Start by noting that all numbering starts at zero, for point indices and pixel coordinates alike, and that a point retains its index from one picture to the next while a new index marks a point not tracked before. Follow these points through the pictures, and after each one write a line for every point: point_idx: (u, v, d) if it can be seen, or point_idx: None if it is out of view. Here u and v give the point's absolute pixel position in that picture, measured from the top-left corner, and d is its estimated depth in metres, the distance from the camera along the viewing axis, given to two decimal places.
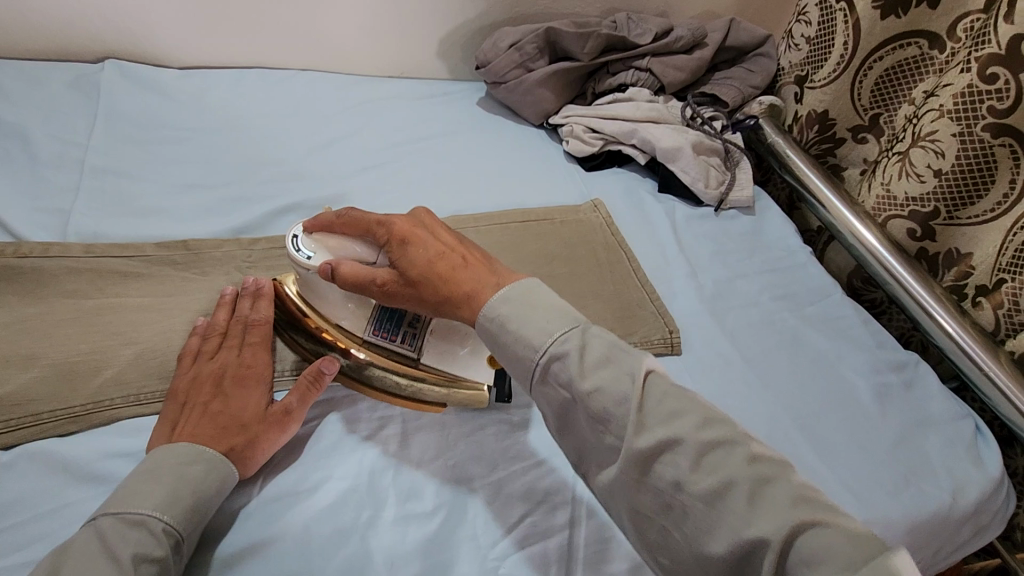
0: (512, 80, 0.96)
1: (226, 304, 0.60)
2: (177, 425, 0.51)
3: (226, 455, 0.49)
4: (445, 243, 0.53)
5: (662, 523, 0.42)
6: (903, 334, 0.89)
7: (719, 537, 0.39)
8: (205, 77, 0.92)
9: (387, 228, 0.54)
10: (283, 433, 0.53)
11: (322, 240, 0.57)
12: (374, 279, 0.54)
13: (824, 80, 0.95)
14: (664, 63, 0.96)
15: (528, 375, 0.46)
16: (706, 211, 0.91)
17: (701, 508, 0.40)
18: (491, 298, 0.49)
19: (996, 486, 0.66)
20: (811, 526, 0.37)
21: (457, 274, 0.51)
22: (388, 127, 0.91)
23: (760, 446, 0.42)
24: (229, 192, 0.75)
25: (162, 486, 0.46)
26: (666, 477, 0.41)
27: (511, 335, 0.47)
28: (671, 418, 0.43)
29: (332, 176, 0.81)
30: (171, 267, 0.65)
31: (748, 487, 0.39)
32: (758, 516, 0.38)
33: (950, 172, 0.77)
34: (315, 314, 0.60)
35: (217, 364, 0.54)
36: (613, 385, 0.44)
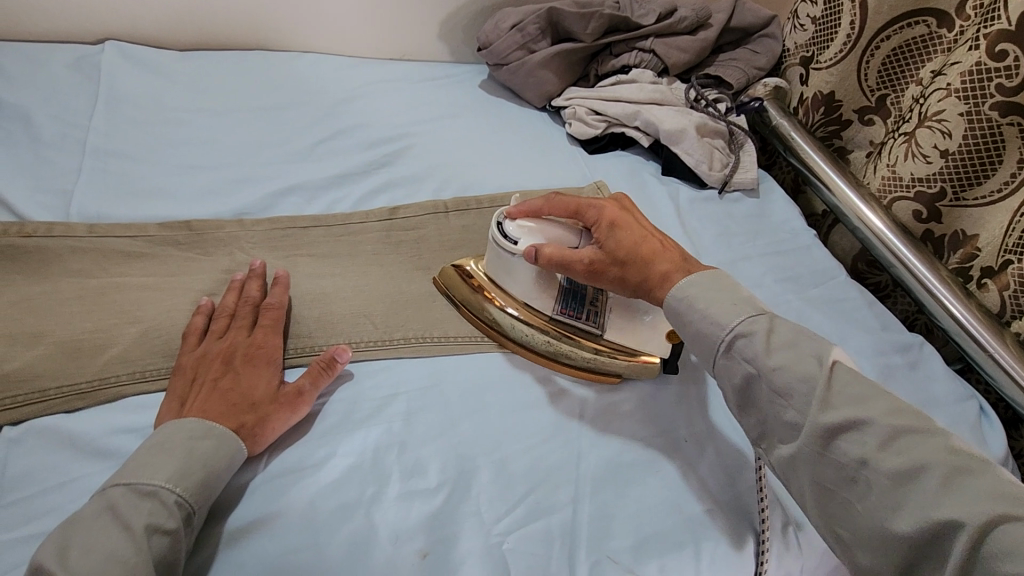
0: (513, 62, 0.95)
1: (235, 287, 0.60)
2: (186, 402, 0.51)
3: (235, 432, 0.50)
4: (648, 229, 0.60)
5: (843, 497, 0.44)
6: (907, 317, 0.89)
7: (904, 516, 0.40)
8: (206, 59, 0.92)
9: (597, 214, 0.61)
10: (293, 414, 0.53)
11: (527, 223, 0.62)
12: (582, 259, 0.59)
13: (830, 61, 0.94)
14: (668, 43, 0.95)
15: (712, 352, 0.53)
16: (710, 193, 0.91)
17: (886, 485, 0.42)
18: (682, 281, 0.56)
19: (1000, 465, 0.66)
20: (1008, 517, 0.37)
21: (653, 258, 0.58)
22: (390, 109, 0.91)
23: (960, 441, 0.43)
24: (232, 173, 0.75)
25: (174, 460, 0.46)
26: (850, 454, 0.44)
27: (696, 317, 0.54)
28: (857, 402, 0.45)
29: (334, 158, 0.81)
30: (174, 247, 0.65)
31: (942, 473, 0.41)
32: (948, 501, 0.39)
33: (957, 152, 0.76)
34: (491, 286, 0.65)
35: (227, 344, 0.55)
36: (796, 364, 0.48)
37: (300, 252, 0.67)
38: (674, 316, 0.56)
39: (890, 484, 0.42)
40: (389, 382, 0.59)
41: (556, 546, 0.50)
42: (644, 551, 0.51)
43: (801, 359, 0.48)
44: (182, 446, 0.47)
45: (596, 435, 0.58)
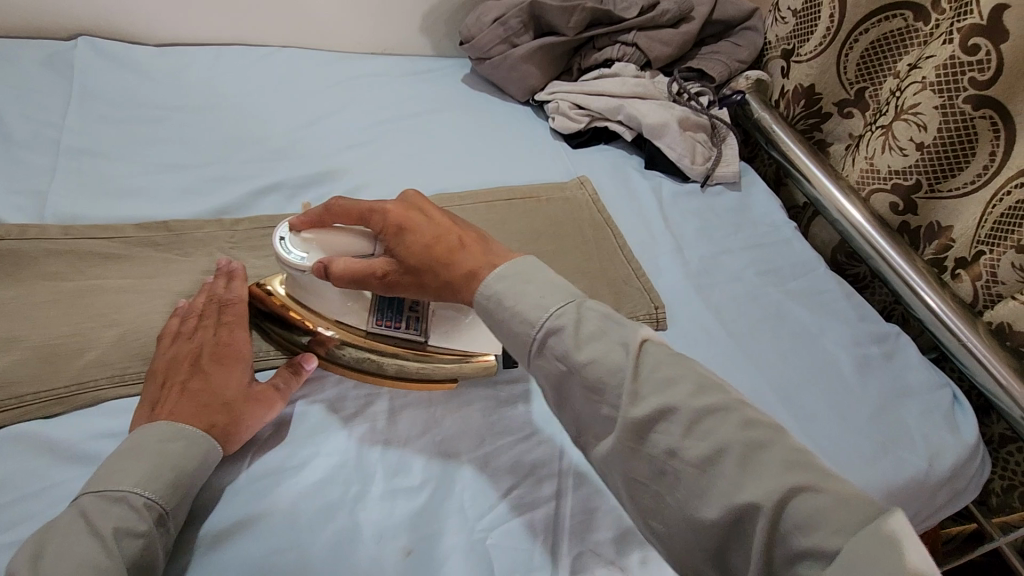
0: (496, 56, 0.95)
1: (206, 288, 0.59)
2: (157, 405, 0.51)
3: (207, 432, 0.49)
4: (442, 222, 0.54)
5: (656, 489, 0.42)
6: (885, 308, 0.91)
7: (711, 502, 0.39)
8: (183, 54, 0.90)
9: (382, 216, 0.54)
10: (268, 412, 0.53)
11: (315, 237, 0.55)
12: (375, 270, 0.53)
13: (810, 54, 0.95)
14: (650, 37, 0.95)
15: (526, 350, 0.48)
16: (692, 187, 0.91)
17: (693, 473, 0.40)
18: (488, 276, 0.50)
19: (971, 452, 0.68)
20: (800, 490, 0.37)
21: (452, 256, 0.52)
22: (371, 105, 0.90)
23: (756, 413, 0.42)
24: (210, 171, 0.74)
25: (144, 464, 0.46)
26: (661, 445, 0.42)
27: (508, 314, 0.48)
28: (662, 388, 0.43)
29: (315, 155, 0.80)
30: (152, 248, 0.64)
31: (738, 452, 0.40)
32: (749, 480, 0.39)
33: (932, 145, 0.77)
34: (298, 306, 0.58)
35: (194, 344, 0.54)
36: (607, 357, 0.45)
37: None
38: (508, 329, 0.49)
39: (695, 472, 0.40)
40: (372, 381, 0.59)
41: (538, 541, 0.51)
42: (625, 543, 0.52)
43: (613, 349, 0.45)
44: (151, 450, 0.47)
45: None
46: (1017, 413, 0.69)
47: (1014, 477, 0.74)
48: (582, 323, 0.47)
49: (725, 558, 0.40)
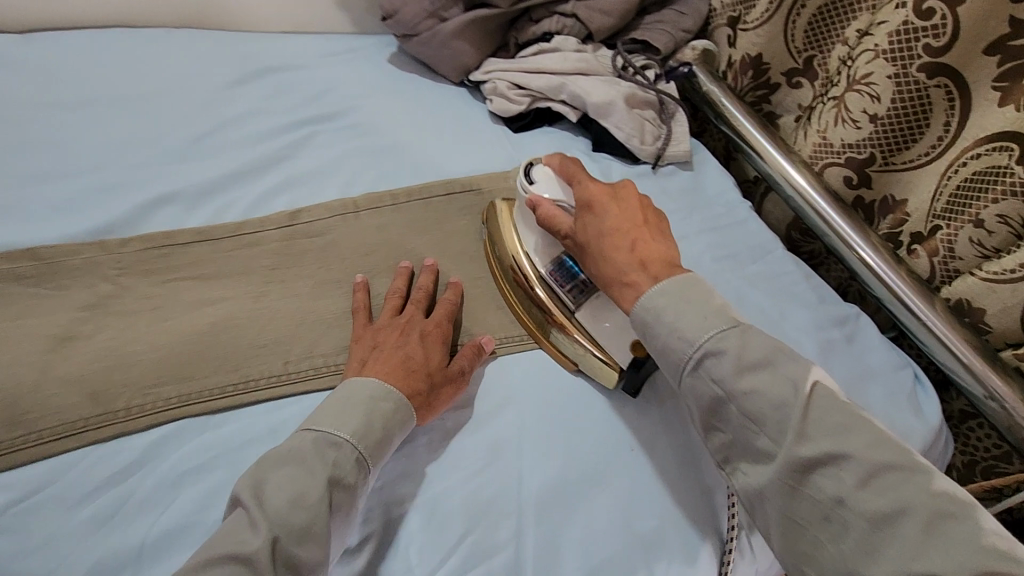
0: (424, 33, 0.85)
1: (362, 288, 0.59)
2: (367, 362, 0.53)
3: (408, 400, 0.51)
4: (630, 218, 0.60)
5: (815, 534, 0.47)
6: (841, 284, 0.89)
7: (881, 563, 0.43)
8: (51, 40, 0.77)
9: (583, 192, 0.62)
10: (455, 392, 0.55)
11: (548, 178, 0.64)
12: (560, 230, 0.61)
13: (757, 21, 0.90)
14: (589, 6, 0.87)
15: (679, 369, 0.53)
16: (644, 168, 0.86)
17: (863, 527, 0.45)
18: (648, 289, 0.56)
19: (935, 434, 0.67)
20: (986, 571, 0.41)
21: (622, 252, 0.58)
22: (285, 91, 0.79)
23: (940, 479, 0.45)
24: (93, 181, 0.63)
25: (319, 467, 0.46)
26: (826, 492, 0.46)
27: (662, 328, 0.54)
28: (836, 435, 0.47)
29: (218, 151, 0.69)
30: (18, 283, 0.53)
31: (921, 518, 0.44)
32: (927, 548, 0.42)
33: (886, 116, 0.74)
34: (514, 244, 0.65)
35: (406, 321, 0.57)
36: (771, 390, 0.49)
37: (180, 275, 0.57)
38: (638, 326, 0.55)
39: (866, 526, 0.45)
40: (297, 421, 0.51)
41: None
42: None
43: (778, 383, 0.49)
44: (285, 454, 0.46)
45: (536, 457, 0.54)
46: (980, 393, 0.68)
47: (975, 452, 0.75)
48: (745, 350, 0.51)
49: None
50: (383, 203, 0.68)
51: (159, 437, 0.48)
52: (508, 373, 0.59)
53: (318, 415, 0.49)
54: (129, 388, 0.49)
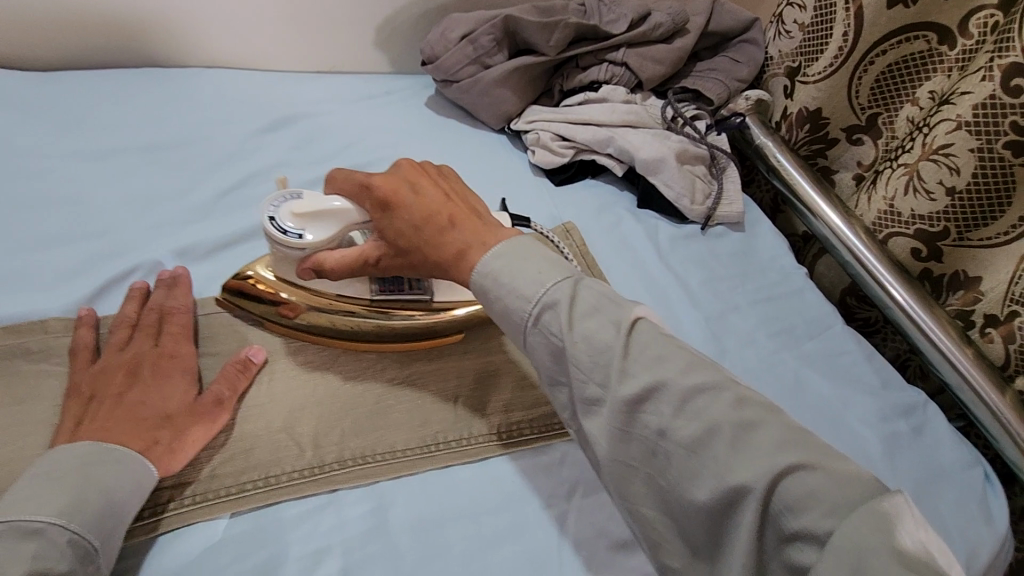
0: (465, 79, 0.81)
1: (88, 322, 0.51)
2: (82, 422, 0.45)
3: (144, 451, 0.45)
4: (432, 197, 0.50)
5: (648, 472, 0.41)
6: (899, 357, 0.82)
7: (703, 484, 0.37)
8: (72, 80, 0.72)
9: (370, 190, 0.50)
10: (216, 427, 0.49)
11: (301, 214, 0.52)
12: (368, 254, 0.52)
13: (818, 75, 0.83)
14: (641, 54, 0.83)
15: (521, 329, 0.46)
16: (693, 229, 0.81)
17: (682, 454, 0.39)
18: (481, 259, 0.48)
19: (1001, 542, 0.61)
20: (792, 469, 0.36)
21: (445, 235, 0.49)
22: (318, 140, 0.76)
23: (746, 390, 0.41)
24: (112, 241, 0.59)
25: (16, 565, 0.36)
26: (652, 427, 0.40)
27: (501, 294, 0.46)
28: (655, 363, 0.41)
29: (245, 210, 0.66)
30: (27, 359, 0.49)
31: (729, 432, 0.38)
32: (744, 460, 0.37)
33: (965, 192, 0.68)
34: (286, 288, 0.56)
35: (131, 354, 0.50)
36: (601, 337, 0.43)
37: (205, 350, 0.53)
38: (480, 298, 0.48)
39: (685, 455, 0.38)
40: (327, 525, 0.47)
41: None
42: None
43: (606, 333, 0.42)
44: None
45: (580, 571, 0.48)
46: None
47: None
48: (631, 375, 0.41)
49: (711, 548, 0.39)
50: None
51: (172, 540, 0.44)
52: (551, 463, 0.54)
53: (4, 505, 0.38)
54: None
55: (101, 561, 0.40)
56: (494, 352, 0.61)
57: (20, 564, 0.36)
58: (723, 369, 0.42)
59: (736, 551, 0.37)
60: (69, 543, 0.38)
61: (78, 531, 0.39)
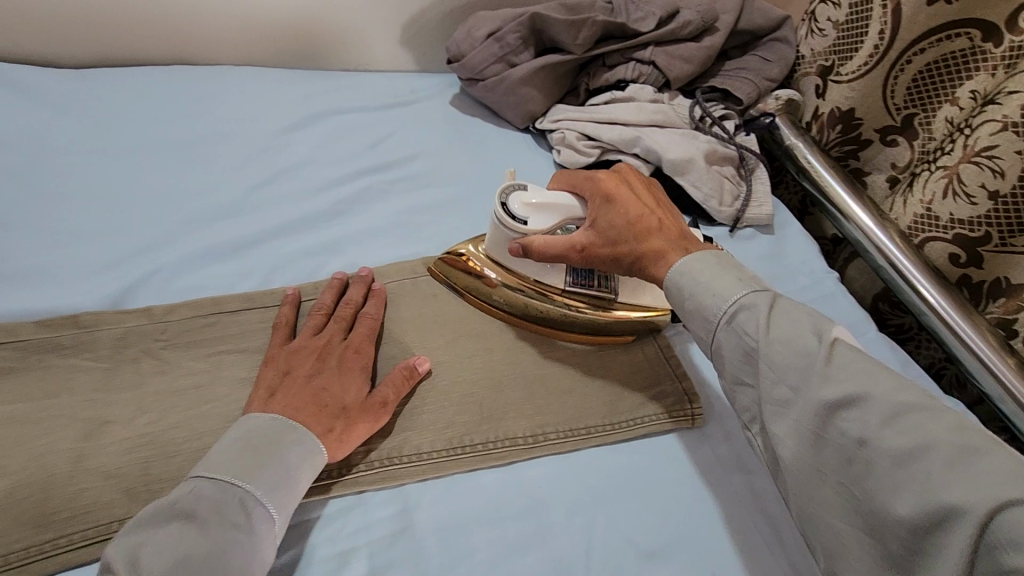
0: (491, 78, 0.80)
1: (292, 301, 0.56)
2: (275, 392, 0.48)
3: (320, 436, 0.46)
4: (645, 201, 0.56)
5: (839, 482, 0.41)
6: (933, 366, 0.80)
7: (906, 499, 0.37)
8: (106, 78, 0.73)
9: (593, 183, 0.58)
10: (377, 426, 0.50)
11: (530, 202, 0.58)
12: (575, 244, 0.56)
13: (852, 74, 0.81)
14: (669, 53, 0.82)
15: (710, 323, 0.49)
16: (721, 231, 0.79)
17: (886, 465, 0.38)
18: (680, 259, 0.52)
19: None
20: (1019, 502, 0.33)
21: (649, 233, 0.54)
22: (344, 138, 0.76)
23: (966, 418, 0.39)
24: (141, 237, 0.59)
25: (212, 523, 0.39)
26: (849, 433, 0.40)
27: (695, 291, 0.50)
28: (861, 376, 0.42)
29: (271, 206, 0.66)
30: (56, 353, 0.49)
31: (946, 453, 0.37)
32: (957, 482, 0.36)
33: (1010, 195, 0.65)
34: (493, 267, 0.62)
35: (325, 341, 0.53)
36: (796, 341, 0.44)
37: (231, 348, 0.53)
38: (671, 295, 0.52)
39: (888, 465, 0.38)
40: (352, 525, 0.47)
41: None
42: None
43: (801, 334, 0.45)
44: (176, 505, 0.40)
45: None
46: None
47: None
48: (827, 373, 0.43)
49: (907, 570, 0.37)
50: (440, 270, 0.64)
51: None
52: (576, 468, 0.53)
53: (213, 459, 0.43)
54: (168, 484, 0.44)
55: (279, 525, 0.42)
56: (518, 353, 0.60)
57: (214, 524, 0.39)
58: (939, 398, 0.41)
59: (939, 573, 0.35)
60: (253, 508, 0.41)
61: (260, 497, 0.42)
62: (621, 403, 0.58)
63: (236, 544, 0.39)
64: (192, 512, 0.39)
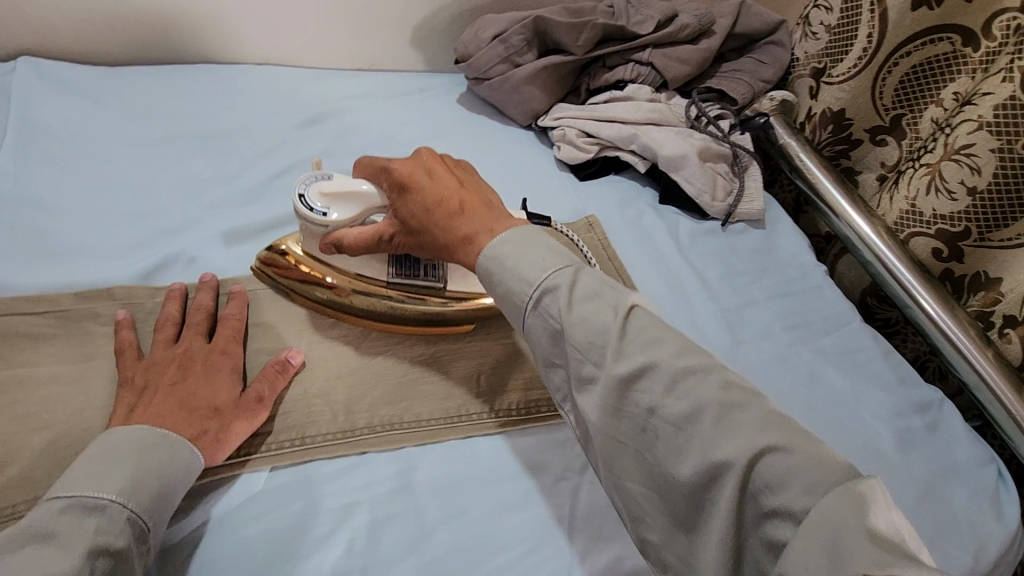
0: (496, 77, 0.84)
1: (125, 325, 0.52)
2: (134, 410, 0.46)
3: (193, 440, 0.46)
4: (446, 183, 0.53)
5: (635, 448, 0.42)
6: (918, 358, 0.83)
7: (687, 460, 0.39)
8: (137, 74, 0.78)
9: (389, 172, 0.54)
10: (254, 422, 0.50)
11: (327, 194, 0.56)
12: (385, 233, 0.55)
13: (842, 76, 0.85)
14: (666, 55, 0.86)
15: (520, 311, 0.48)
16: (713, 225, 0.83)
17: (670, 430, 0.41)
18: (489, 242, 0.51)
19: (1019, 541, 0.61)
20: (774, 449, 0.37)
21: (455, 219, 0.52)
22: (356, 131, 0.80)
23: (735, 376, 0.42)
24: (165, 220, 0.64)
25: (73, 539, 0.38)
26: (642, 403, 0.42)
27: (503, 275, 0.49)
28: (649, 348, 0.43)
29: (287, 194, 0.70)
30: (93, 321, 0.54)
31: (715, 411, 0.40)
32: (724, 439, 0.38)
33: (986, 191, 0.68)
34: (316, 265, 0.60)
35: (184, 349, 0.52)
36: (596, 316, 0.45)
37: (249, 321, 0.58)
38: (483, 280, 0.51)
39: (673, 430, 0.40)
40: (355, 481, 0.51)
41: None
42: None
43: (602, 310, 0.45)
44: (35, 527, 0.38)
45: (590, 538, 0.51)
46: None
47: None
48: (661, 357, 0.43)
49: (687, 524, 0.40)
50: None
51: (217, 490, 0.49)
52: (564, 438, 0.57)
53: (74, 477, 0.40)
54: None
55: (152, 538, 0.42)
56: (510, 334, 0.64)
57: (87, 539, 0.38)
58: (717, 357, 0.44)
59: (714, 525, 0.38)
60: (130, 521, 0.40)
61: (136, 511, 0.41)
62: None
63: (105, 564, 0.38)
64: (53, 532, 0.38)
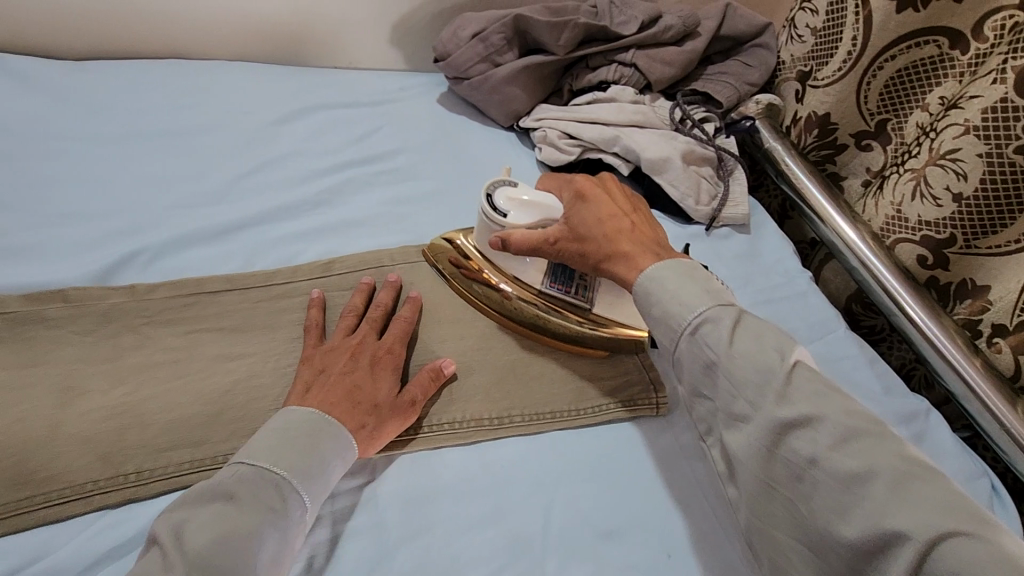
0: (476, 77, 0.82)
1: (317, 305, 0.57)
2: (311, 388, 0.50)
3: (355, 433, 0.48)
4: (620, 207, 0.58)
5: (787, 498, 0.43)
6: (904, 367, 0.81)
7: (853, 523, 0.39)
8: (104, 68, 0.74)
9: (571, 187, 0.60)
10: (404, 424, 0.51)
11: (514, 199, 0.61)
12: (546, 237, 0.58)
13: (829, 79, 0.84)
14: (650, 57, 0.84)
15: (675, 334, 0.50)
16: (697, 229, 0.81)
17: (834, 487, 0.40)
18: (649, 264, 0.53)
19: None
20: (954, 534, 0.36)
21: (622, 234, 0.56)
22: (330, 130, 0.78)
23: (911, 448, 0.41)
24: (125, 219, 0.60)
25: (252, 504, 0.41)
26: (800, 453, 0.42)
27: (661, 297, 0.51)
28: (815, 398, 0.43)
29: (257, 193, 0.68)
30: (41, 324, 0.51)
31: (890, 479, 0.39)
32: (895, 509, 0.38)
33: (972, 197, 0.67)
34: (487, 265, 0.63)
35: (360, 341, 0.54)
36: (760, 358, 0.46)
37: (208, 326, 0.55)
38: (639, 300, 0.53)
39: (837, 488, 0.40)
40: None
41: None
42: None
43: (765, 350, 0.46)
44: (220, 486, 0.41)
45: (563, 555, 0.49)
46: None
47: None
48: (825, 413, 0.43)
49: None
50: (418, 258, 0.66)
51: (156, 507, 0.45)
52: (537, 450, 0.55)
53: (255, 445, 0.44)
54: (143, 450, 0.46)
55: (310, 512, 0.44)
56: (487, 339, 0.61)
57: (254, 505, 0.41)
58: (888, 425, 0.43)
59: None
60: (293, 496, 0.43)
61: (297, 486, 0.43)
62: (587, 389, 0.60)
63: (273, 525, 0.41)
64: (231, 492, 0.41)
